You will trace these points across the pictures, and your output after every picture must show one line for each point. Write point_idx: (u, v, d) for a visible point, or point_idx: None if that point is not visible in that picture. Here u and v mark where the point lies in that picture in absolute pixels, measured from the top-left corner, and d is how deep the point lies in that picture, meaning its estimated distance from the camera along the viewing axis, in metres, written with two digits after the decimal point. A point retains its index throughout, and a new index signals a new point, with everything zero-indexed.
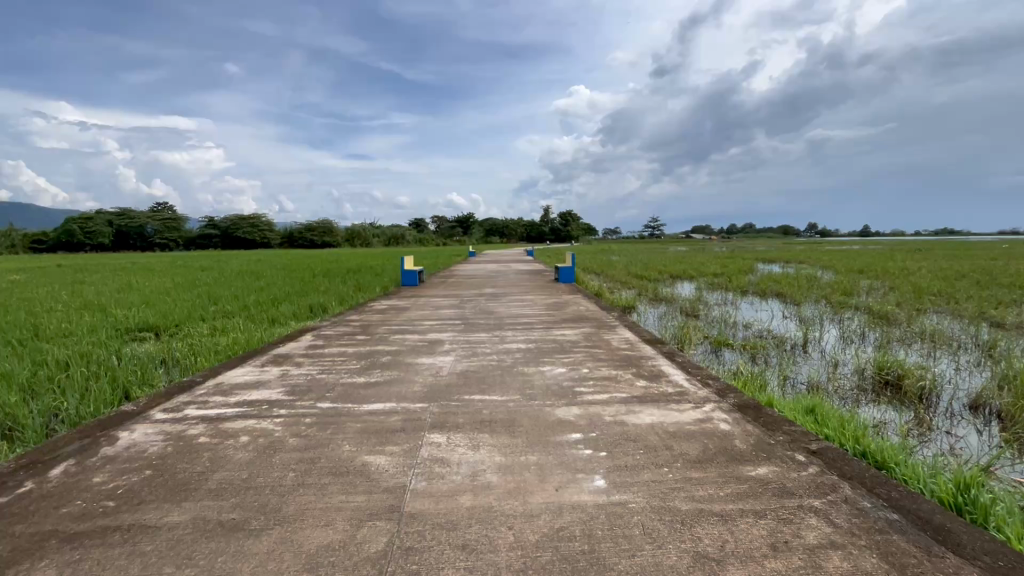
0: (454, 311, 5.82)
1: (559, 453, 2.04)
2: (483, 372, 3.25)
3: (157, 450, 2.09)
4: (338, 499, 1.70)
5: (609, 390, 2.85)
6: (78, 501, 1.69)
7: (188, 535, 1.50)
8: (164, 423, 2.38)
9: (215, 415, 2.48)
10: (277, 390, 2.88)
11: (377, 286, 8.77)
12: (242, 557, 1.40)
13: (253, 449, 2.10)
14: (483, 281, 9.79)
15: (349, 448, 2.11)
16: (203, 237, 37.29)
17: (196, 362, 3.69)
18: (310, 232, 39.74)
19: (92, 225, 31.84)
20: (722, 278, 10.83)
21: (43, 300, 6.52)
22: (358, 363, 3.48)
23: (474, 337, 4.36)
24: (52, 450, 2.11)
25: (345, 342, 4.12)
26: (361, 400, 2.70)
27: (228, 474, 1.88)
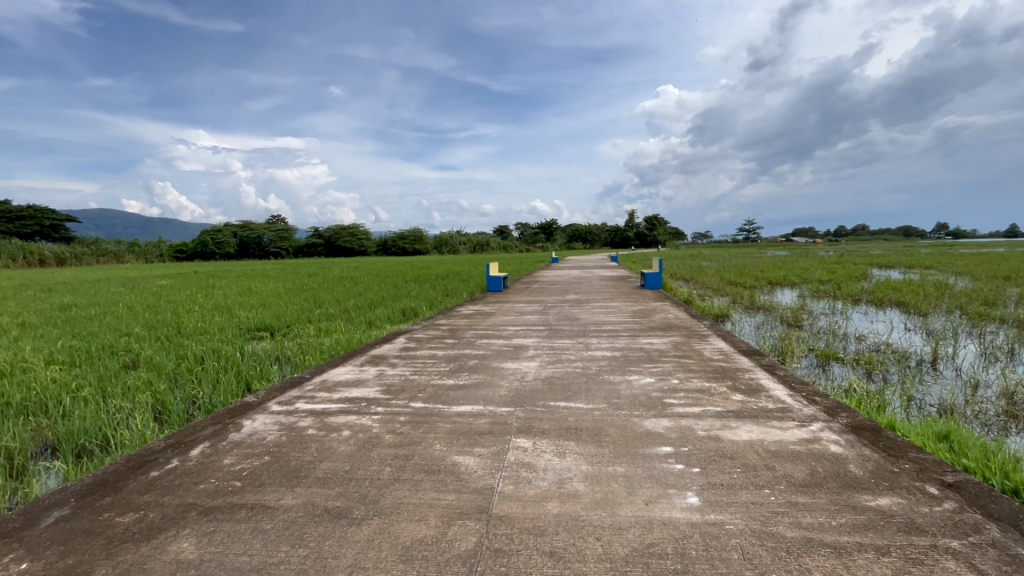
0: (538, 317, 5.86)
1: (649, 466, 1.97)
2: (568, 379, 3.23)
3: (274, 439, 2.32)
4: (430, 496, 1.78)
5: (702, 403, 2.70)
6: (212, 479, 1.93)
7: (301, 518, 1.65)
8: (279, 415, 2.64)
9: (321, 410, 2.70)
10: (374, 388, 3.09)
11: (464, 291, 9.09)
12: (346, 543, 1.51)
13: (355, 443, 2.26)
14: (567, 287, 9.75)
15: (440, 447, 2.20)
16: (311, 245, 40.96)
17: (305, 360, 4.06)
18: (402, 241, 42.17)
19: (221, 236, 36.09)
20: (830, 285, 9.85)
21: (183, 302, 7.50)
22: (447, 365, 3.62)
23: (559, 343, 4.36)
24: (191, 433, 2.42)
25: (434, 346, 4.30)
26: (451, 402, 2.81)
27: (333, 465, 2.04)
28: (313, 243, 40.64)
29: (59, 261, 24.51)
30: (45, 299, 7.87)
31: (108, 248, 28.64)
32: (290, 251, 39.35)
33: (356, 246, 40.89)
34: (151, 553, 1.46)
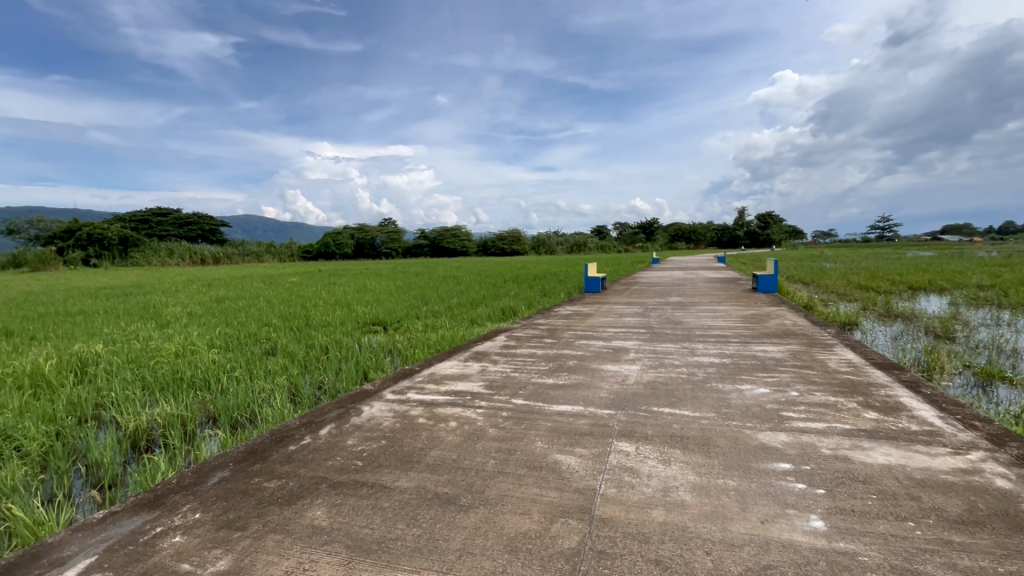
0: (639, 320, 5.68)
1: (764, 482, 1.83)
2: (672, 385, 3.10)
3: (389, 424, 2.52)
4: (533, 492, 1.82)
5: (827, 419, 2.45)
6: (339, 457, 2.14)
7: (414, 500, 1.78)
8: (393, 403, 2.86)
9: (430, 401, 2.88)
10: (477, 383, 3.21)
11: (561, 292, 9.10)
12: (455, 528, 1.60)
13: (461, 434, 2.38)
14: (669, 289, 9.36)
15: (541, 444, 2.24)
16: (417, 247, 43.61)
17: (414, 353, 4.35)
18: (501, 242, 43.33)
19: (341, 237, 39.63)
20: (993, 291, 8.37)
21: (311, 297, 8.39)
22: (546, 364, 3.66)
23: (661, 347, 4.20)
24: (320, 414, 2.70)
25: (534, 345, 4.37)
26: (551, 401, 2.83)
27: (442, 453, 2.17)
28: (420, 244, 43.25)
29: (215, 259, 28.60)
30: (206, 293, 9.24)
31: (252, 248, 32.85)
32: (399, 251, 42.24)
33: (458, 247, 42.78)
34: (292, 517, 1.66)
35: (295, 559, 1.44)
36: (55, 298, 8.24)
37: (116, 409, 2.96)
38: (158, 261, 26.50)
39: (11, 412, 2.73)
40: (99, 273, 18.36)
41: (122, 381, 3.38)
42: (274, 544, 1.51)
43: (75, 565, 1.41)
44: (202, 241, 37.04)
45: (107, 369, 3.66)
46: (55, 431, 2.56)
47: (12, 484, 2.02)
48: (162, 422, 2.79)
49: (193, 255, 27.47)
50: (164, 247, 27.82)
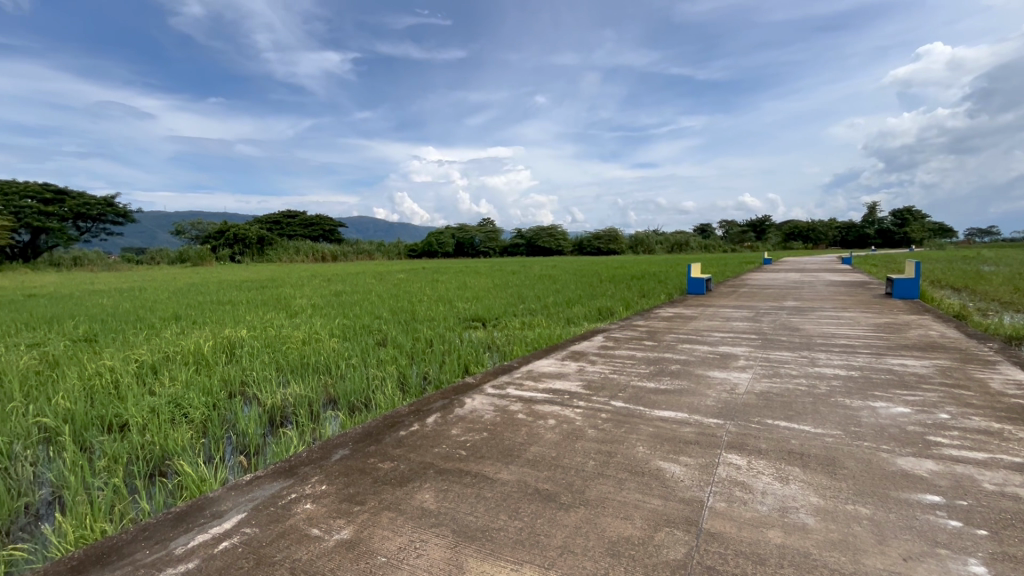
0: (749, 325, 5.28)
1: (906, 514, 1.61)
2: (789, 397, 2.85)
3: (490, 418, 2.60)
4: (635, 497, 1.77)
5: (989, 449, 2.09)
6: (444, 445, 2.25)
7: (515, 493, 1.82)
8: (494, 397, 2.95)
9: (529, 397, 2.92)
10: (575, 383, 3.20)
11: (662, 293, 8.74)
12: (556, 525, 1.60)
13: (560, 432, 2.38)
14: (784, 292, 8.59)
15: (643, 449, 2.17)
16: (513, 246, 44.46)
17: (512, 350, 4.44)
18: (597, 241, 42.69)
19: (443, 237, 41.45)
20: None
21: (416, 293, 8.91)
22: (646, 368, 3.54)
23: (775, 355, 3.87)
24: (426, 403, 2.87)
25: (632, 347, 4.25)
26: (652, 405, 2.74)
27: (541, 449, 2.19)
28: (516, 243, 44.05)
29: (333, 257, 31.46)
30: (326, 287, 10.22)
31: (365, 247, 35.66)
32: (496, 250, 43.39)
33: (554, 246, 42.91)
34: (404, 497, 1.79)
35: (407, 537, 1.54)
36: (209, 289, 9.60)
37: (257, 387, 3.39)
38: (288, 258, 29.82)
39: (180, 384, 3.24)
40: (242, 269, 21.10)
41: (261, 362, 3.87)
42: (388, 521, 1.63)
43: (229, 519, 1.63)
44: (323, 241, 40.96)
45: (250, 352, 4.20)
46: (212, 402, 3.00)
47: (181, 444, 2.40)
48: (292, 401, 3.15)
49: (316, 254, 30.50)
50: (292, 246, 31.20)
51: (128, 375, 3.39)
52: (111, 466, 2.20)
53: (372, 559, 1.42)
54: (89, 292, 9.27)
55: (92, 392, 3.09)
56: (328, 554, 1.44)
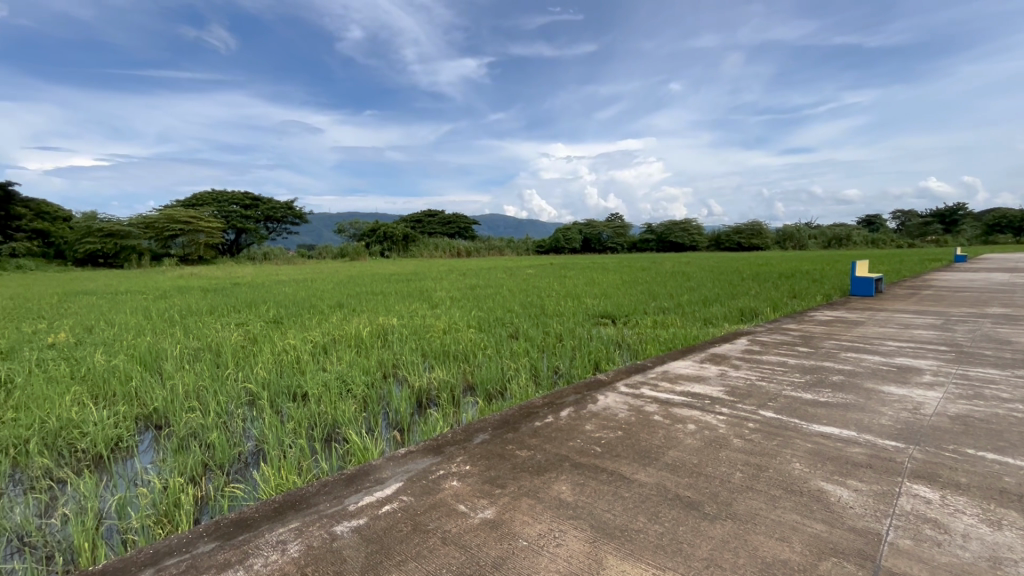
0: (936, 334, 4.43)
1: None
2: (997, 424, 2.33)
3: (625, 417, 2.55)
4: (793, 518, 1.60)
5: None
6: (579, 440, 2.27)
7: (654, 496, 1.76)
8: (628, 396, 2.88)
9: (666, 399, 2.80)
10: (717, 388, 2.99)
11: (819, 294, 7.73)
12: (701, 535, 1.52)
13: (702, 438, 2.24)
14: (988, 296, 7.01)
15: (800, 467, 1.95)
16: (643, 242, 42.89)
17: (644, 349, 4.30)
18: (738, 236, 39.24)
19: (569, 233, 41.34)
20: None
21: (545, 288, 9.09)
22: (801, 377, 3.17)
23: (976, 372, 3.19)
24: (560, 396, 2.91)
25: (783, 352, 3.83)
26: (811, 419, 2.44)
27: (681, 455, 2.08)
28: (646, 238, 42.39)
29: (467, 253, 33.38)
30: (462, 281, 10.93)
31: (495, 243, 37.19)
32: (624, 246, 42.26)
33: (687, 242, 40.46)
34: (542, 486, 1.83)
35: (546, 525, 1.58)
36: (365, 281, 10.86)
37: (406, 369, 3.75)
38: (428, 254, 32.41)
39: (346, 363, 3.73)
40: (391, 263, 23.48)
41: (410, 348, 4.27)
42: (528, 507, 1.69)
43: (389, 486, 1.83)
44: (458, 238, 43.77)
45: (400, 338, 4.67)
46: (371, 381, 3.39)
47: (348, 416, 2.75)
48: (436, 385, 3.42)
49: (452, 249, 32.70)
50: (431, 243, 33.84)
51: (308, 353, 3.99)
52: (297, 428, 2.61)
53: (514, 541, 1.49)
54: (276, 282, 11.09)
55: (281, 365, 3.69)
56: (474, 530, 1.54)
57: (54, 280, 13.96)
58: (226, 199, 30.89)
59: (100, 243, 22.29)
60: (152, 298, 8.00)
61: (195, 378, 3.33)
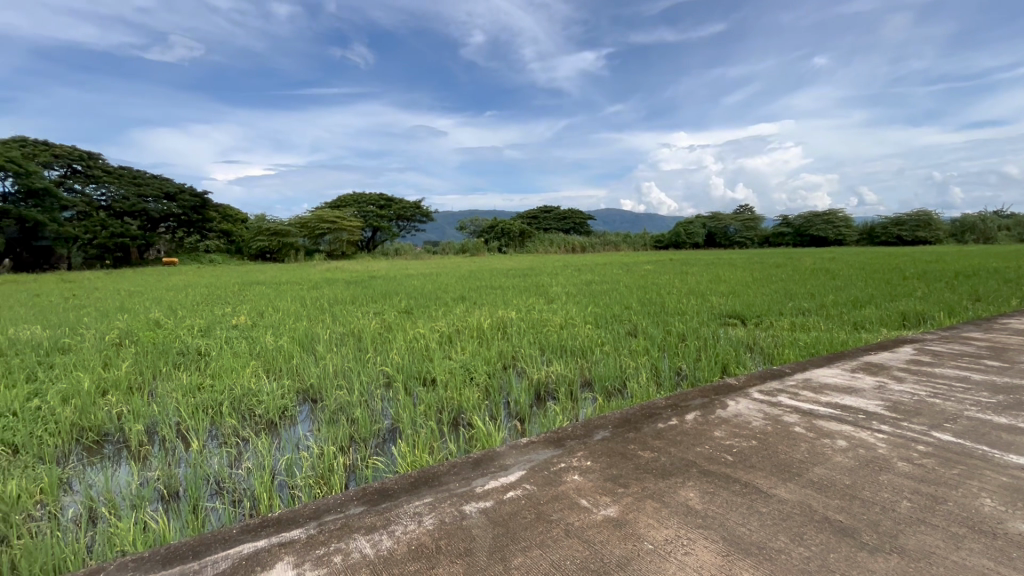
0: None
1: None
2: None
3: (760, 425, 2.34)
4: (980, 563, 1.34)
5: None
6: (707, 446, 2.13)
7: (797, 515, 1.59)
8: (762, 403, 2.64)
9: (809, 410, 2.51)
10: (875, 402, 2.60)
11: (1014, 296, 6.33)
12: (856, 566, 1.34)
13: (856, 458, 1.98)
14: None
15: (989, 504, 1.63)
16: (777, 236, 38.86)
17: (780, 353, 3.90)
18: (899, 228, 33.73)
19: (692, 226, 38.90)
20: None
21: (664, 284, 8.69)
22: (989, 396, 2.64)
23: None
24: (684, 399, 2.76)
25: (963, 366, 3.21)
26: (1004, 447, 2.02)
27: (831, 474, 1.85)
28: (782, 232, 38.33)
29: (581, 248, 33.15)
30: (578, 276, 10.89)
31: (611, 237, 36.37)
32: (754, 241, 38.70)
33: (831, 235, 35.81)
34: (667, 490, 1.76)
35: (673, 531, 1.51)
36: (485, 276, 11.31)
37: (525, 362, 3.84)
38: (543, 249, 32.80)
39: (469, 353, 3.93)
40: (508, 259, 24.19)
41: (528, 341, 4.37)
42: (653, 510, 1.63)
43: (513, 473, 1.89)
44: (573, 233, 43.66)
45: (518, 331, 4.79)
46: (492, 371, 3.53)
47: (472, 403, 2.90)
48: (554, 379, 3.46)
49: (567, 245, 32.72)
50: (546, 238, 34.18)
51: (435, 342, 4.29)
52: (426, 411, 2.82)
53: (638, 542, 1.45)
54: (407, 276, 12.04)
55: (412, 351, 4.01)
56: (597, 526, 1.53)
57: (235, 271, 16.67)
58: (364, 200, 34.27)
59: (267, 241, 26.14)
60: (308, 288, 9.21)
61: (343, 359, 3.77)
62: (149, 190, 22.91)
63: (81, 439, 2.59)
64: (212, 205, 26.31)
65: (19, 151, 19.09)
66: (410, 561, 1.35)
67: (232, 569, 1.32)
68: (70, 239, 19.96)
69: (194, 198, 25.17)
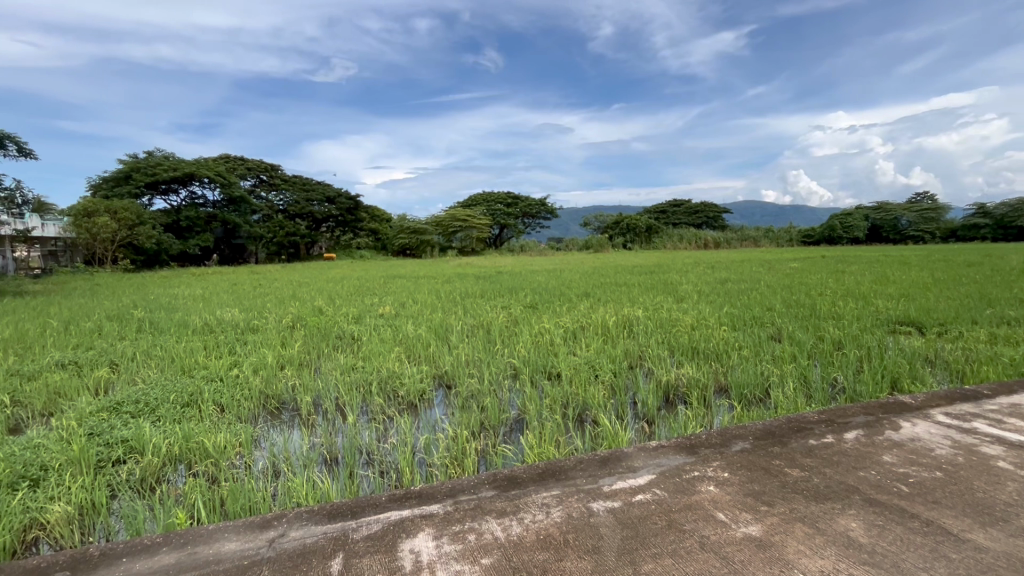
0: None
1: None
2: None
3: (947, 455, 1.95)
4: None
5: None
6: (874, 471, 1.84)
7: (1001, 568, 1.30)
8: (950, 428, 2.20)
9: (1019, 443, 2.03)
10: None
11: None
12: None
13: None
14: None
15: None
16: (970, 229, 32.09)
17: (974, 370, 3.22)
18: None
19: (851, 218, 33.86)
20: None
21: (816, 284, 7.70)
22: None
23: None
24: (843, 415, 2.42)
25: None
26: None
27: None
28: (976, 223, 31.56)
29: (715, 244, 30.82)
30: (711, 274, 10.16)
31: (749, 232, 33.23)
32: (936, 234, 32.43)
33: None
34: (822, 516, 1.56)
35: (830, 562, 1.33)
36: (609, 273, 11.11)
37: (652, 362, 3.70)
38: (672, 245, 31.15)
39: (593, 350, 3.90)
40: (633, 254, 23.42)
41: (656, 341, 4.19)
42: (804, 535, 1.46)
43: (641, 475, 1.83)
44: (706, 227, 40.81)
45: (645, 330, 4.62)
46: (617, 370, 3.46)
47: (597, 400, 2.88)
48: (685, 382, 3.27)
49: (699, 240, 30.66)
50: (675, 234, 32.42)
51: (559, 337, 4.32)
52: (551, 404, 2.86)
53: (787, 569, 1.31)
54: (531, 272, 12.37)
55: (538, 345, 4.09)
56: (737, 544, 1.41)
57: (380, 266, 18.56)
58: (492, 199, 35.72)
59: (407, 239, 28.62)
60: (441, 282, 9.89)
61: (473, 350, 3.98)
62: (314, 195, 26.50)
63: (266, 405, 3.09)
64: (363, 207, 29.58)
65: (223, 166, 23.36)
66: (539, 550, 1.38)
67: (383, 532, 1.48)
68: (257, 237, 23.93)
69: (348, 201, 28.50)
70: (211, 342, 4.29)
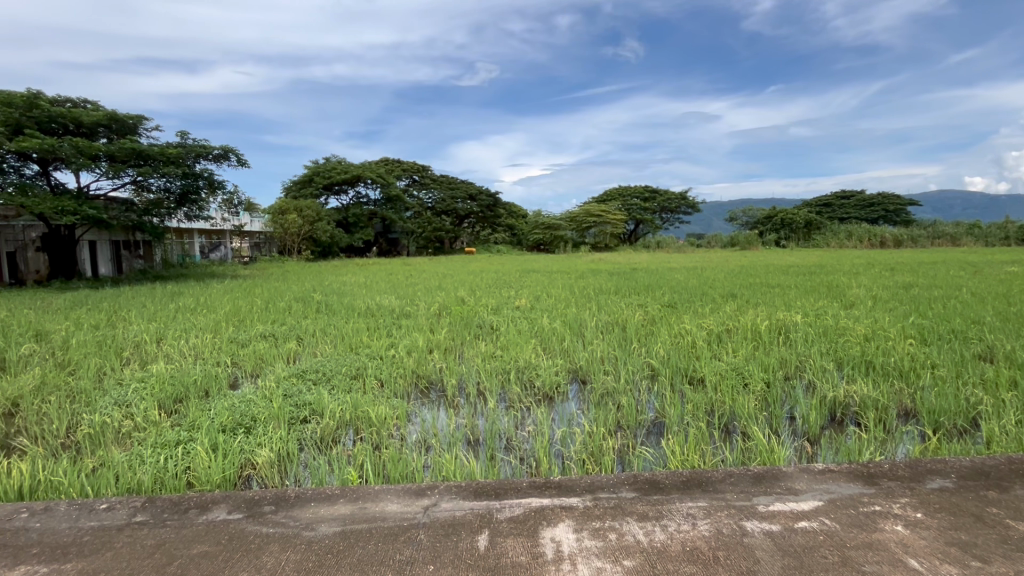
0: None
1: None
2: None
3: None
4: None
5: None
6: None
7: None
8: None
9: None
10: None
11: None
12: None
13: None
14: None
15: None
16: None
17: None
18: None
19: None
20: None
21: None
22: None
23: None
24: None
25: None
26: None
27: None
28: None
29: (896, 241, 26.11)
30: (891, 278, 8.61)
31: (946, 229, 27.48)
32: None
33: None
34: None
35: None
36: (760, 273, 10.10)
37: (813, 374, 3.27)
38: (837, 245, 27.19)
39: (742, 356, 3.57)
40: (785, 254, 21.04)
41: (819, 350, 3.69)
42: None
43: (806, 500, 1.63)
44: (884, 223, 34.83)
45: (805, 338, 4.10)
46: (770, 379, 3.12)
47: (747, 411, 2.63)
48: (858, 400, 2.83)
49: (873, 238, 26.26)
50: (842, 230, 28.19)
51: (701, 339, 4.05)
52: (693, 410, 2.69)
53: None
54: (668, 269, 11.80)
55: (677, 347, 3.88)
56: None
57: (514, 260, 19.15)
58: (628, 194, 34.72)
59: (540, 235, 29.20)
60: (576, 278, 9.92)
61: (608, 347, 3.91)
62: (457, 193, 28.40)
63: (417, 383, 3.40)
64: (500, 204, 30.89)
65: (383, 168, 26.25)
66: (686, 562, 1.30)
67: (525, 517, 1.52)
68: (408, 232, 26.44)
69: (488, 198, 30.00)
70: (373, 325, 4.85)
